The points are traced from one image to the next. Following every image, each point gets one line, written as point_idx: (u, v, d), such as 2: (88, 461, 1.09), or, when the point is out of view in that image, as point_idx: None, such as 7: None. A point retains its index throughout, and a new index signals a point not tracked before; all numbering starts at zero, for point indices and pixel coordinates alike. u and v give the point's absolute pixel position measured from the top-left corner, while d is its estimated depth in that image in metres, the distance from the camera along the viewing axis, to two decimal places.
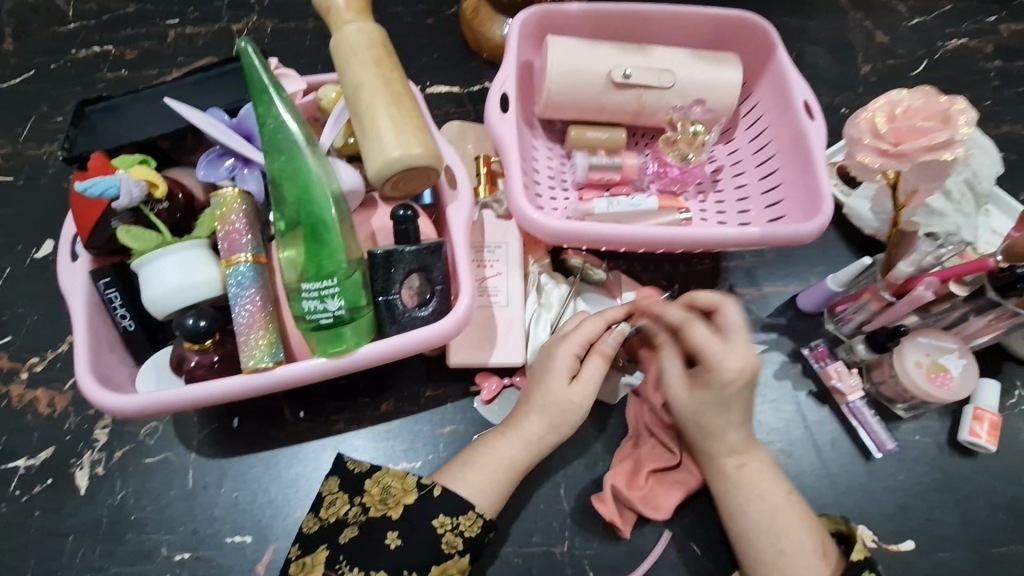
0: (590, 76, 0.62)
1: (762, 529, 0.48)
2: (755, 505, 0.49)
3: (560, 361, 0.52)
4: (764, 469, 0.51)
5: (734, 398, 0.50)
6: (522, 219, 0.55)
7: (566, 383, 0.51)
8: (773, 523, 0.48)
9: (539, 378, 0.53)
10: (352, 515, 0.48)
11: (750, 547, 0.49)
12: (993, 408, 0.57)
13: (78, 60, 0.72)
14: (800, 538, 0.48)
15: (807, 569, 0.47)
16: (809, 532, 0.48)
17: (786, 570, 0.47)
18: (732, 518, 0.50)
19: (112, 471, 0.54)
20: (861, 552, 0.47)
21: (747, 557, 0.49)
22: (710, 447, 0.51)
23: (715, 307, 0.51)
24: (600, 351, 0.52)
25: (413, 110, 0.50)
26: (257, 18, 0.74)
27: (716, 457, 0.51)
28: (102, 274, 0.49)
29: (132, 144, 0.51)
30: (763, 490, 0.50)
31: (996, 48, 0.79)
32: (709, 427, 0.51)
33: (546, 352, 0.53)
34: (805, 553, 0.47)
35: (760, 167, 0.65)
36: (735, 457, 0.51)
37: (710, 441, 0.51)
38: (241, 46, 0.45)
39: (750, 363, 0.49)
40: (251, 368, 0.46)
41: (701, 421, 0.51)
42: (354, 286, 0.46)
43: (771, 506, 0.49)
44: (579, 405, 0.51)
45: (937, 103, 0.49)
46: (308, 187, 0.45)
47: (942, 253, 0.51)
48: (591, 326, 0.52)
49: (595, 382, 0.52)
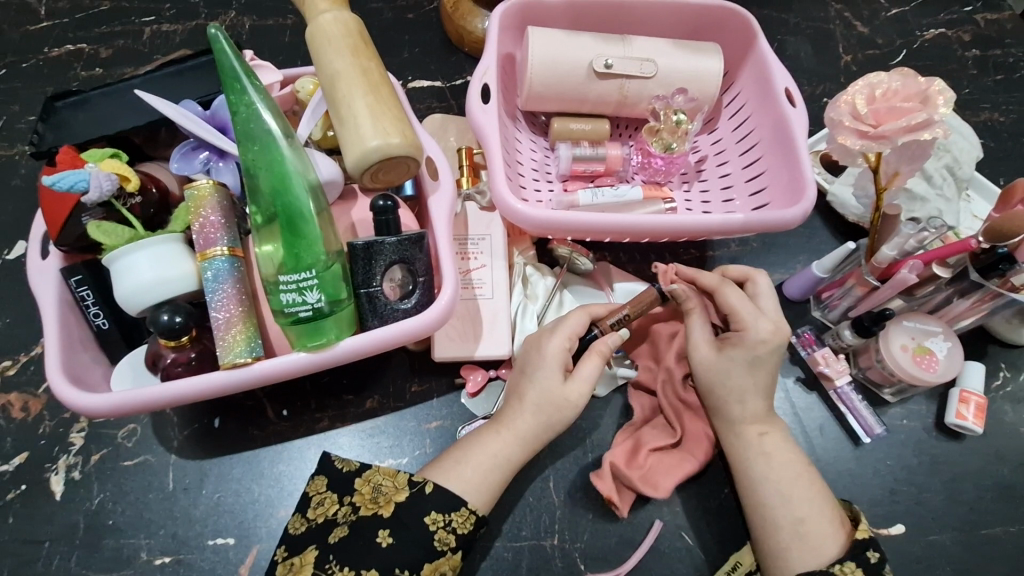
0: (572, 66, 0.62)
1: (781, 500, 0.48)
2: (773, 474, 0.49)
3: (547, 352, 0.51)
4: (784, 441, 0.51)
5: (763, 361, 0.51)
6: (506, 211, 0.54)
7: (555, 375, 0.51)
8: (791, 493, 0.48)
9: (525, 370, 0.52)
10: (341, 515, 0.46)
11: (769, 521, 0.48)
12: (979, 390, 0.57)
13: (51, 58, 0.70)
14: (819, 508, 0.47)
15: (828, 540, 0.46)
16: (825, 502, 0.48)
17: (807, 541, 0.46)
18: (750, 492, 0.49)
19: (88, 475, 0.53)
20: (864, 531, 0.47)
21: (765, 532, 0.48)
22: (732, 412, 0.51)
23: (749, 277, 0.54)
24: (597, 351, 0.51)
25: (390, 99, 0.49)
26: (235, 15, 0.73)
27: (738, 423, 0.51)
28: (73, 272, 0.47)
29: (102, 138, 0.50)
30: (783, 460, 0.49)
31: (973, 37, 0.80)
32: (734, 388, 0.51)
33: (535, 343, 0.53)
34: (824, 521, 0.47)
35: (743, 156, 0.65)
36: (757, 425, 0.51)
37: (731, 406, 0.51)
38: (211, 31, 0.43)
39: (782, 328, 0.51)
40: (228, 364, 0.44)
41: (727, 382, 0.51)
42: (333, 280, 0.45)
43: (791, 476, 0.49)
44: (575, 402, 0.50)
45: (915, 83, 0.48)
46: (284, 178, 0.44)
47: (924, 236, 0.51)
48: (579, 321, 0.53)
49: (590, 380, 0.51)
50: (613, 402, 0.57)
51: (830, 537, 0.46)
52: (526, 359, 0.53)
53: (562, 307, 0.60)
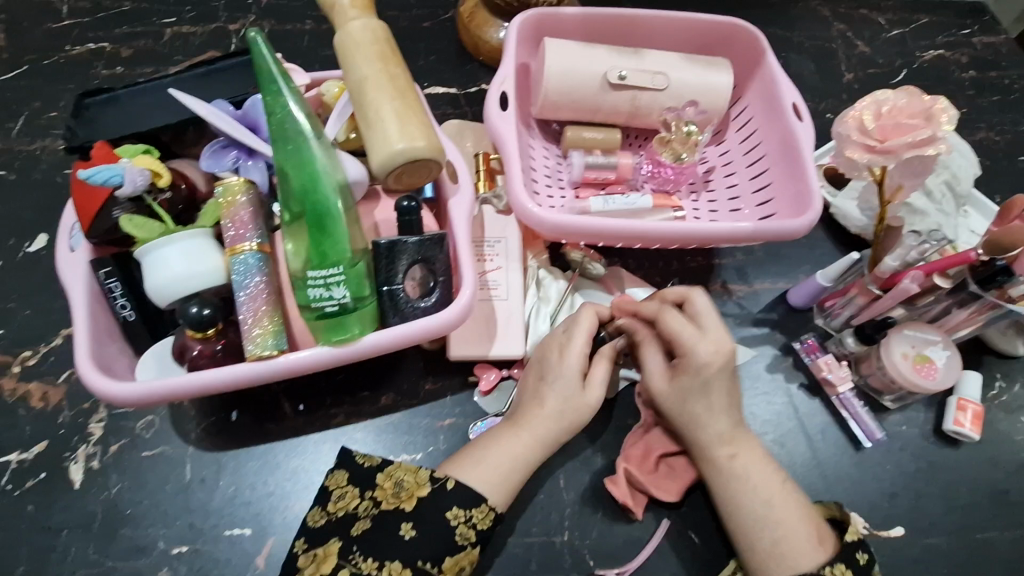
0: (586, 77, 0.64)
1: (759, 521, 0.49)
2: (753, 495, 0.50)
3: (567, 359, 0.53)
4: (757, 460, 0.52)
5: (713, 382, 0.52)
6: (522, 214, 0.56)
7: (576, 385, 0.52)
8: (763, 513, 0.49)
9: (544, 377, 0.53)
10: (362, 510, 0.47)
11: (749, 542, 0.49)
12: (975, 399, 0.59)
13: (73, 56, 0.72)
14: (796, 526, 0.48)
15: (803, 558, 0.47)
16: (804, 521, 0.49)
17: (783, 561, 0.47)
18: (728, 512, 0.50)
19: (107, 465, 0.53)
20: (853, 533, 0.48)
21: (746, 551, 0.49)
22: (698, 438, 0.52)
23: (685, 298, 0.54)
24: (605, 355, 0.54)
25: (416, 105, 0.51)
26: (255, 19, 0.75)
27: (707, 450, 0.52)
28: (103, 265, 0.49)
29: (133, 135, 0.52)
30: (759, 479, 0.50)
31: (970, 60, 0.83)
32: (693, 414, 0.52)
33: (554, 350, 0.54)
34: (802, 540, 0.48)
35: (750, 168, 0.67)
36: (727, 447, 0.52)
37: (697, 431, 0.52)
38: (250, 36, 0.45)
39: (723, 345, 0.52)
40: (255, 355, 0.46)
41: (684, 410, 0.52)
42: (357, 277, 0.46)
43: (766, 496, 0.50)
44: (593, 407, 0.52)
45: (920, 101, 0.51)
46: (312, 178, 0.46)
47: (925, 248, 0.54)
48: (590, 320, 0.54)
49: (603, 385, 0.53)
50: (624, 404, 0.59)
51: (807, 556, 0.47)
52: (542, 363, 0.54)
53: (573, 310, 0.61)
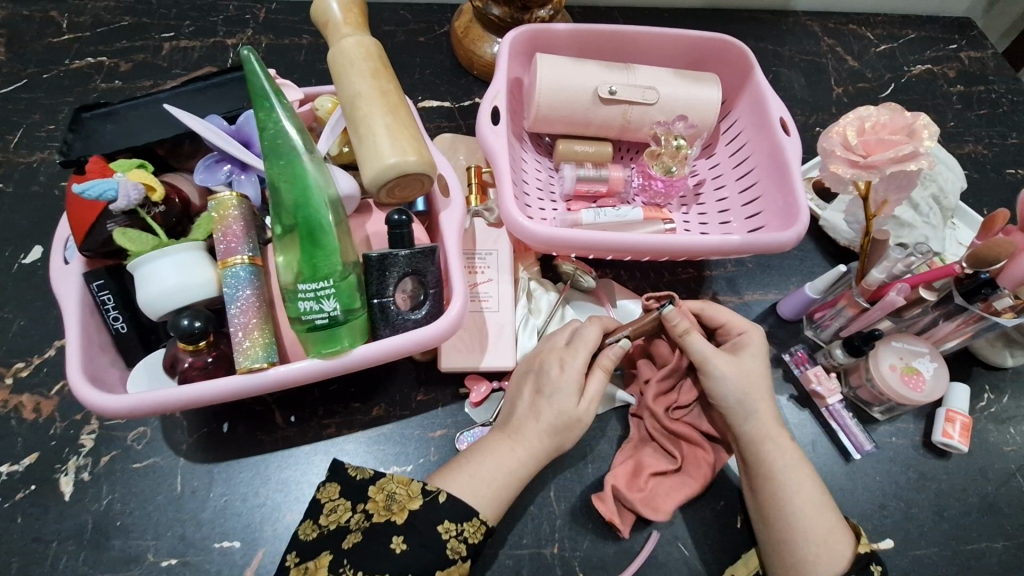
0: (577, 92, 0.65)
1: (807, 513, 0.49)
2: (796, 483, 0.51)
3: (568, 372, 0.53)
4: (794, 452, 0.52)
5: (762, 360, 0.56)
6: (512, 226, 0.56)
7: (573, 397, 0.52)
8: (809, 504, 0.50)
9: (541, 390, 0.53)
10: (354, 522, 0.48)
11: (798, 528, 0.49)
12: (964, 410, 0.60)
13: (72, 70, 0.73)
14: (833, 513, 0.50)
15: (841, 545, 0.48)
16: (834, 509, 0.51)
17: (830, 548, 0.48)
18: (779, 500, 0.50)
19: (98, 476, 0.53)
20: (866, 544, 0.50)
21: (797, 537, 0.49)
22: (761, 417, 0.53)
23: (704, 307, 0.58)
24: (602, 365, 0.54)
25: (407, 120, 0.52)
26: (253, 33, 0.77)
27: (767, 430, 0.53)
28: (96, 277, 0.49)
29: (128, 149, 0.52)
30: (801, 465, 0.52)
31: (957, 74, 0.85)
32: (751, 389, 0.54)
33: (553, 362, 0.54)
34: (836, 529, 0.49)
35: (740, 180, 0.68)
36: (777, 432, 0.53)
37: (756, 406, 0.53)
38: (244, 53, 0.46)
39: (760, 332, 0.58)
40: (245, 368, 0.46)
41: (743, 385, 0.53)
42: (348, 289, 0.47)
43: (808, 480, 0.51)
44: (586, 421, 0.52)
45: (902, 117, 0.52)
46: (305, 192, 0.46)
47: (911, 261, 0.54)
48: (594, 333, 0.54)
49: (599, 396, 0.53)
50: (616, 416, 0.59)
51: (847, 548, 0.48)
52: (539, 374, 0.54)
53: (564, 320, 0.62)
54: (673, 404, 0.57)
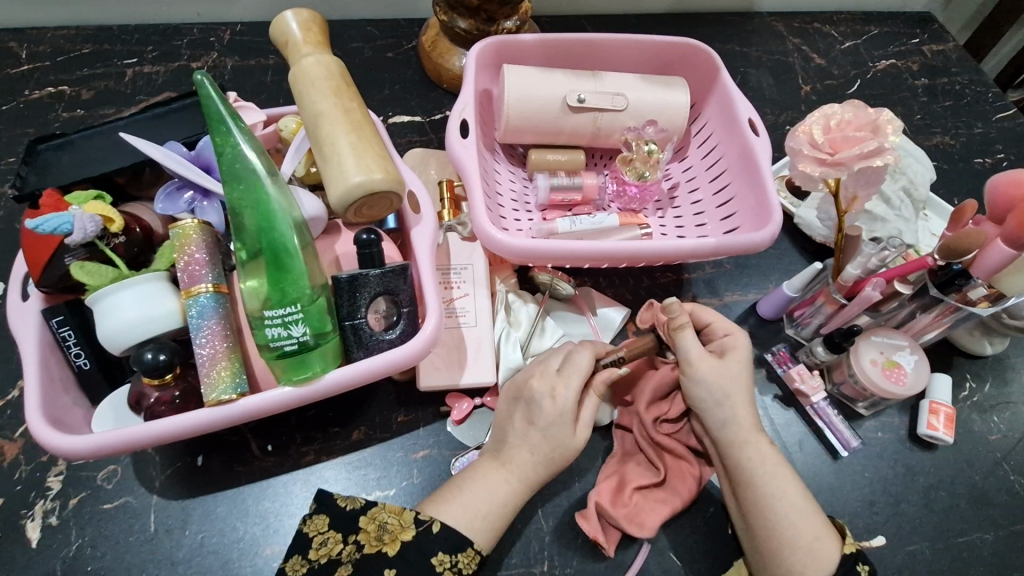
0: (546, 101, 0.64)
1: (790, 519, 0.48)
2: (775, 491, 0.49)
3: (551, 391, 0.52)
4: (770, 454, 0.51)
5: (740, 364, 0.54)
6: (486, 241, 0.55)
7: (560, 421, 0.51)
8: (794, 506, 0.49)
9: (534, 421, 0.51)
10: (344, 555, 0.46)
11: (783, 538, 0.48)
12: (947, 401, 0.60)
13: (32, 100, 0.71)
14: (813, 515, 0.49)
15: (827, 547, 0.48)
16: (819, 515, 0.49)
17: (818, 554, 0.47)
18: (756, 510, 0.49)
19: (66, 520, 0.51)
20: (850, 545, 0.49)
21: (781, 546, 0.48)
22: (742, 418, 0.52)
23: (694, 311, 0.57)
24: (597, 389, 0.53)
25: (373, 137, 0.51)
26: (217, 56, 0.76)
27: (750, 431, 0.52)
28: (56, 313, 0.48)
29: (85, 180, 0.51)
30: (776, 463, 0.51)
31: (921, 67, 0.86)
32: (727, 388, 0.53)
33: (544, 391, 0.52)
34: (820, 530, 0.48)
35: (712, 182, 0.68)
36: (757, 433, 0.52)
37: (738, 412, 0.52)
38: (197, 78, 0.45)
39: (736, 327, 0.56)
40: (214, 400, 0.44)
41: (725, 388, 0.53)
42: (318, 312, 0.45)
43: (785, 482, 0.50)
44: (580, 448, 0.51)
45: (865, 114, 0.52)
46: (268, 215, 0.45)
47: (885, 255, 0.54)
48: (586, 359, 0.53)
49: (591, 424, 0.52)
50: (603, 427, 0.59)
51: (834, 551, 0.48)
52: (531, 404, 0.52)
53: (545, 332, 0.61)
54: (663, 415, 0.56)
